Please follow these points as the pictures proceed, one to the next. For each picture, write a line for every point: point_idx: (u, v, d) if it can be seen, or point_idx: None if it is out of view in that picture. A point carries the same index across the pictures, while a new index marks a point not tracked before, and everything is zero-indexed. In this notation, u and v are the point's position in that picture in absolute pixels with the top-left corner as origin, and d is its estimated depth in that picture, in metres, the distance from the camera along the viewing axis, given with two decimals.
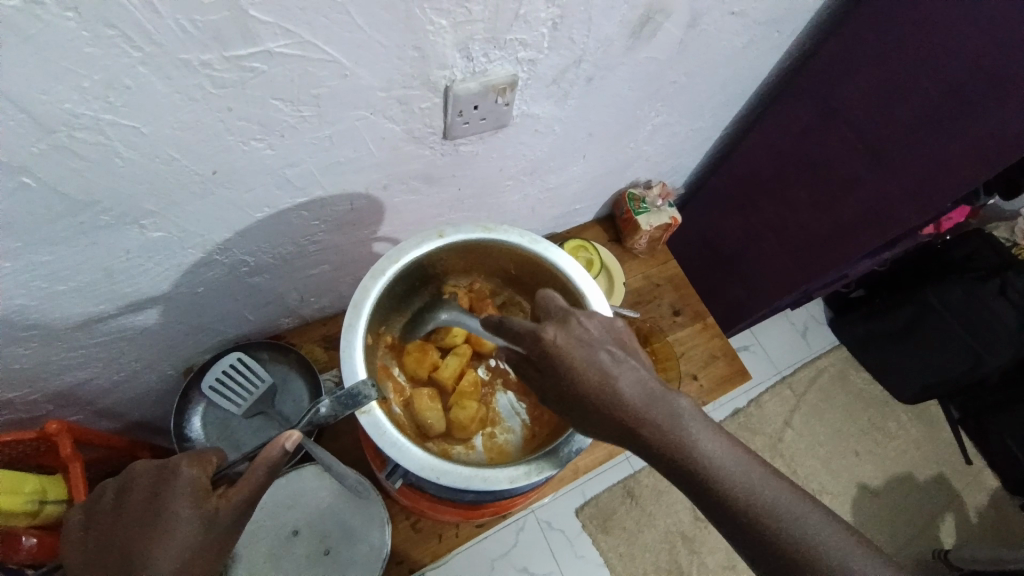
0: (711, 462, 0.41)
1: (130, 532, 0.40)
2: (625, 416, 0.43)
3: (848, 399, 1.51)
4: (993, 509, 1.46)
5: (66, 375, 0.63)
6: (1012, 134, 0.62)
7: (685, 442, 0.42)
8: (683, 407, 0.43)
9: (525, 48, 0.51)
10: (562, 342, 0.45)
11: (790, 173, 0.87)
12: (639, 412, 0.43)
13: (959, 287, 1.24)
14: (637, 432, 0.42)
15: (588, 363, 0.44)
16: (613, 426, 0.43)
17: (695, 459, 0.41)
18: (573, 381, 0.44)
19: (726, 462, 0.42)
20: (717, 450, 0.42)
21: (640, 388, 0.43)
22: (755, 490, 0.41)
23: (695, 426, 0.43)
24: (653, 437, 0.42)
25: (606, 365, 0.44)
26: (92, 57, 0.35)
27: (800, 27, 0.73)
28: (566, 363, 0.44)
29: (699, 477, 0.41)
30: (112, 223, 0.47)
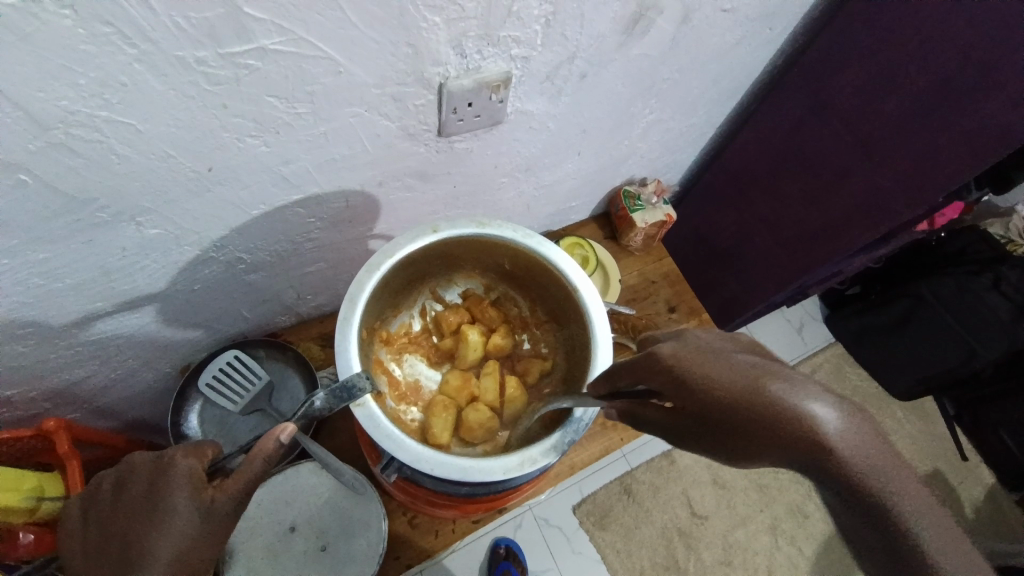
0: (901, 503, 0.32)
1: (129, 522, 0.40)
2: (795, 437, 0.33)
3: (843, 395, 1.52)
4: (987, 504, 1.48)
5: (64, 373, 0.63)
6: (999, 126, 0.62)
7: (869, 472, 0.33)
8: (863, 427, 0.33)
9: (518, 44, 0.52)
10: (687, 353, 0.37)
11: (785, 169, 0.88)
12: (811, 429, 0.32)
13: (952, 281, 1.25)
14: (810, 446, 0.32)
15: (729, 370, 0.35)
16: (780, 451, 0.33)
17: (883, 494, 0.32)
18: (715, 395, 0.35)
19: (917, 508, 0.33)
20: (909, 489, 0.33)
21: (808, 398, 0.33)
22: (958, 553, 0.31)
23: (880, 453, 0.33)
24: (831, 463, 0.32)
25: (758, 373, 0.35)
26: (87, 55, 0.35)
27: (792, 24, 0.74)
28: (702, 375, 0.36)
29: (894, 524, 0.32)
30: (108, 220, 0.48)
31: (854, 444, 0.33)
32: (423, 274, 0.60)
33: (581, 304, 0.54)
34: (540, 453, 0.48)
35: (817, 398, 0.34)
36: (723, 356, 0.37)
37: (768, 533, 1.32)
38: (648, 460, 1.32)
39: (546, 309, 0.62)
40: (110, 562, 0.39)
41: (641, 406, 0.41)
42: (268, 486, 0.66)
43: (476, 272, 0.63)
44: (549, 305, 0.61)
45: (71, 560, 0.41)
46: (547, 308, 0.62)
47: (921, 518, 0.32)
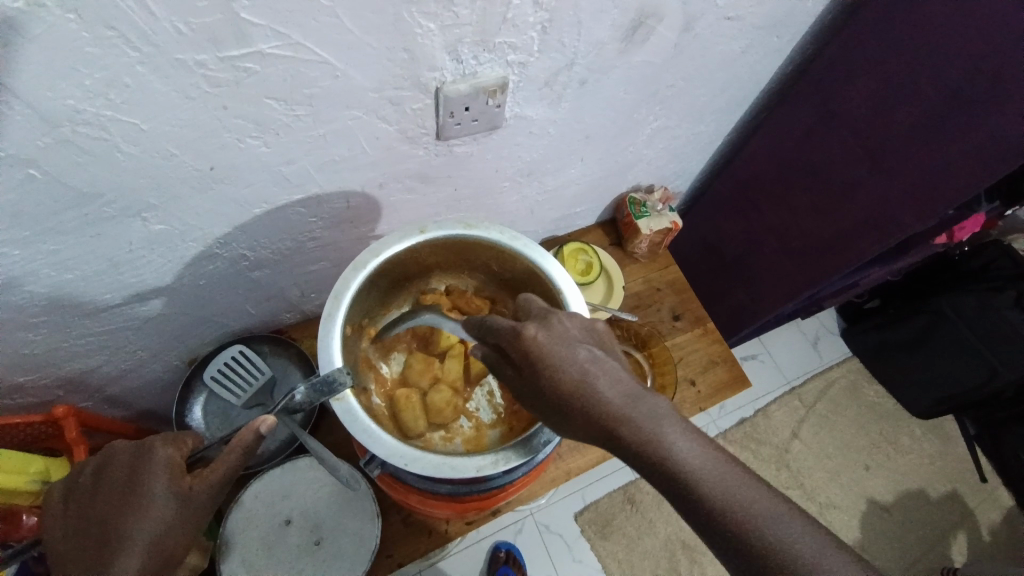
0: (692, 465, 0.39)
1: (109, 505, 0.44)
2: (599, 415, 0.41)
3: (858, 411, 1.48)
4: (1009, 530, 1.42)
5: (75, 361, 0.65)
6: (1009, 139, 0.61)
7: (666, 441, 0.39)
8: (656, 408, 0.41)
9: (515, 51, 0.53)
10: (540, 339, 0.44)
11: (792, 178, 0.87)
12: (610, 413, 0.41)
13: (974, 298, 1.21)
14: (610, 425, 0.41)
15: (568, 358, 0.43)
16: (587, 426, 0.41)
17: (675, 460, 0.39)
18: (551, 378, 0.42)
19: (718, 475, 0.38)
20: (697, 451, 0.39)
21: (615, 391, 0.42)
22: (738, 498, 0.37)
23: (673, 427, 0.40)
24: (627, 440, 0.40)
25: (583, 364, 0.43)
26: (93, 57, 0.37)
27: (800, 33, 0.73)
28: (543, 361, 0.43)
29: (686, 489, 0.38)
30: (116, 215, 0.50)
31: (652, 428, 0.40)
32: (413, 274, 0.61)
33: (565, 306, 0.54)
34: (515, 453, 0.49)
35: (626, 391, 0.42)
36: (572, 345, 0.44)
37: None
38: None
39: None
40: (92, 540, 0.43)
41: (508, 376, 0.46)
42: (265, 479, 0.67)
43: (465, 273, 0.64)
44: None
45: (51, 537, 0.45)
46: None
47: (710, 476, 0.38)
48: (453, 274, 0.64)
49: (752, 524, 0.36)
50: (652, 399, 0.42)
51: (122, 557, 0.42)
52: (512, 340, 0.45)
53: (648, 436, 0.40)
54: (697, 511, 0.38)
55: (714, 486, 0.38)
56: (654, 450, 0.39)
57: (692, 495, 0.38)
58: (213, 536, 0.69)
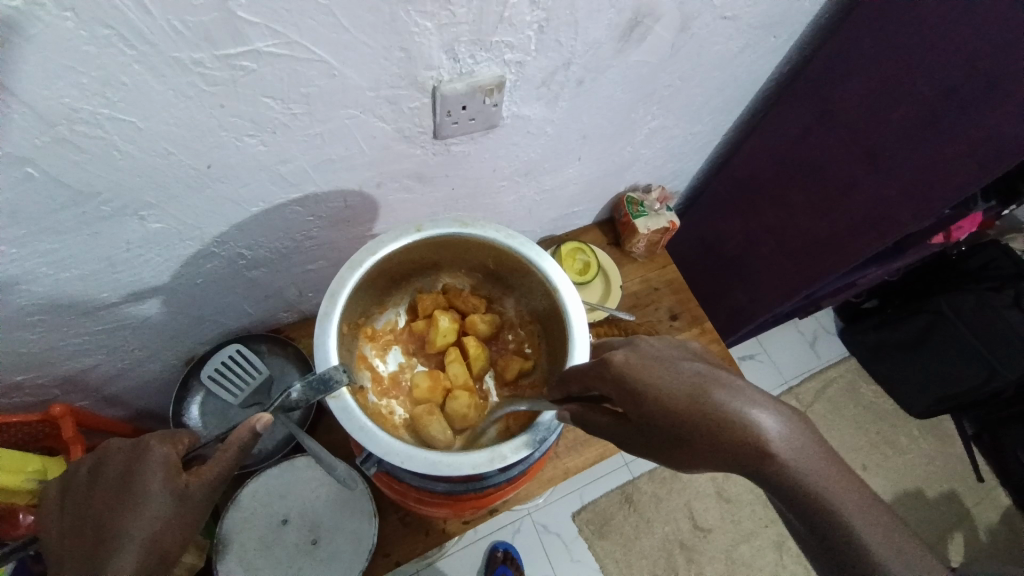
0: (819, 485, 0.38)
1: (104, 504, 0.44)
2: (730, 435, 0.37)
3: (856, 411, 1.48)
4: (1006, 529, 1.42)
5: (73, 361, 0.65)
6: (1006, 138, 0.61)
7: (794, 460, 0.37)
8: (785, 420, 0.38)
9: (512, 50, 0.53)
10: (639, 361, 0.41)
11: (789, 178, 0.87)
12: (749, 435, 0.37)
13: (972, 296, 1.21)
14: (749, 449, 0.37)
15: (674, 376, 0.40)
16: (715, 449, 0.38)
17: (804, 480, 0.37)
18: (665, 400, 0.39)
19: (841, 489, 0.38)
20: (824, 468, 0.38)
21: (747, 405, 0.38)
22: (857, 515, 0.38)
23: (802, 441, 0.38)
24: (764, 463, 0.37)
25: (698, 379, 0.39)
26: (90, 55, 0.37)
27: (797, 32, 0.73)
28: (650, 383, 0.40)
29: (817, 507, 0.38)
30: (112, 214, 0.50)
31: (787, 446, 0.38)
32: (409, 272, 0.61)
33: (561, 304, 0.55)
34: (512, 450, 0.49)
35: (749, 401, 0.38)
36: (674, 363, 0.41)
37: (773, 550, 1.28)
38: (651, 470, 1.31)
39: (530, 309, 0.62)
40: (86, 540, 0.43)
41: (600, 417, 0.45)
42: (263, 479, 0.67)
43: (461, 271, 0.64)
44: (534, 307, 0.61)
45: (47, 536, 0.45)
46: (531, 309, 0.62)
47: (833, 494, 0.38)
48: (449, 272, 0.64)
49: (869, 544, 0.37)
50: (777, 407, 0.39)
51: (116, 556, 0.41)
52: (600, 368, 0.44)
53: (784, 454, 0.37)
54: (823, 528, 0.38)
55: (842, 502, 0.38)
56: (790, 469, 0.37)
57: (816, 512, 0.38)
58: (210, 536, 0.69)
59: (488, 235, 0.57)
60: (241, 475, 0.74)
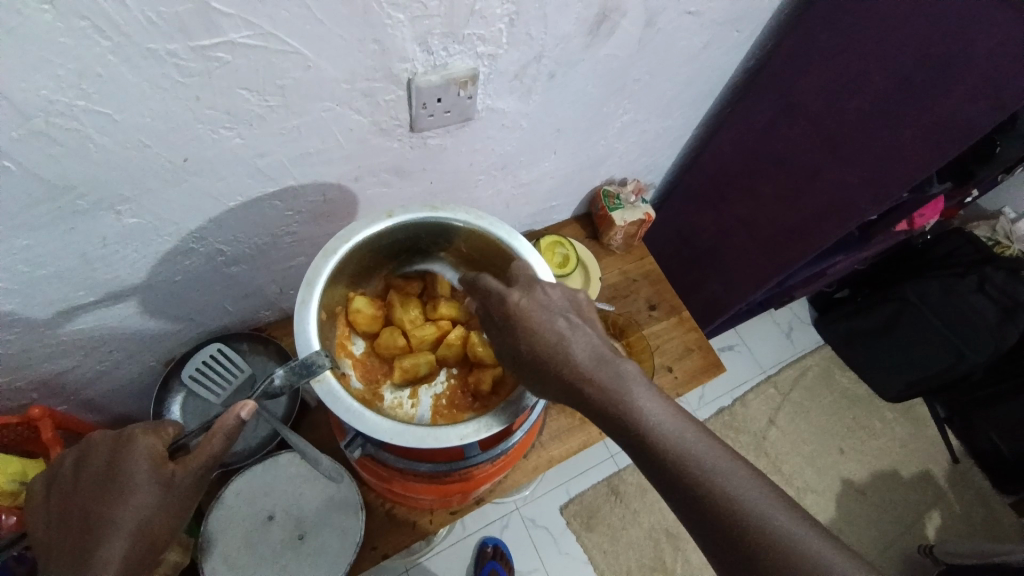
0: (661, 429, 0.42)
1: (91, 493, 0.44)
2: (576, 379, 0.44)
3: (832, 397, 1.52)
4: (981, 506, 1.46)
5: (51, 363, 0.65)
6: (959, 120, 0.64)
7: (636, 404, 0.43)
8: (630, 374, 0.45)
9: (484, 43, 0.55)
10: (525, 305, 0.48)
11: (757, 168, 0.90)
12: (598, 380, 0.44)
13: (938, 284, 1.27)
14: (591, 390, 0.44)
15: (546, 325, 0.47)
16: (565, 387, 0.45)
17: (640, 421, 0.42)
18: (529, 338, 0.46)
19: (677, 433, 0.42)
20: (666, 417, 0.43)
21: (604, 361, 0.45)
22: (706, 460, 0.41)
23: (646, 394, 0.44)
24: (604, 401, 0.43)
25: (562, 328, 0.47)
26: (66, 47, 0.38)
27: (758, 28, 0.77)
28: (524, 321, 0.47)
29: (650, 440, 0.42)
30: (89, 208, 0.50)
31: (629, 392, 0.44)
32: (384, 260, 0.63)
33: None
34: (496, 419, 0.50)
35: (603, 356, 0.46)
36: (551, 315, 0.48)
37: None
38: (635, 462, 1.32)
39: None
40: (75, 532, 0.44)
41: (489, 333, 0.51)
42: (247, 476, 0.67)
43: (435, 256, 0.65)
44: None
45: (35, 530, 0.45)
46: None
47: (682, 444, 0.41)
48: (424, 257, 0.65)
49: (715, 484, 0.40)
50: (626, 366, 0.45)
51: (108, 543, 0.42)
52: (497, 304, 0.50)
53: (623, 395, 0.43)
54: (667, 472, 0.41)
55: (681, 442, 0.41)
56: (628, 407, 0.43)
57: (659, 459, 0.41)
58: (195, 535, 0.69)
59: (459, 218, 0.58)
60: (225, 474, 0.73)
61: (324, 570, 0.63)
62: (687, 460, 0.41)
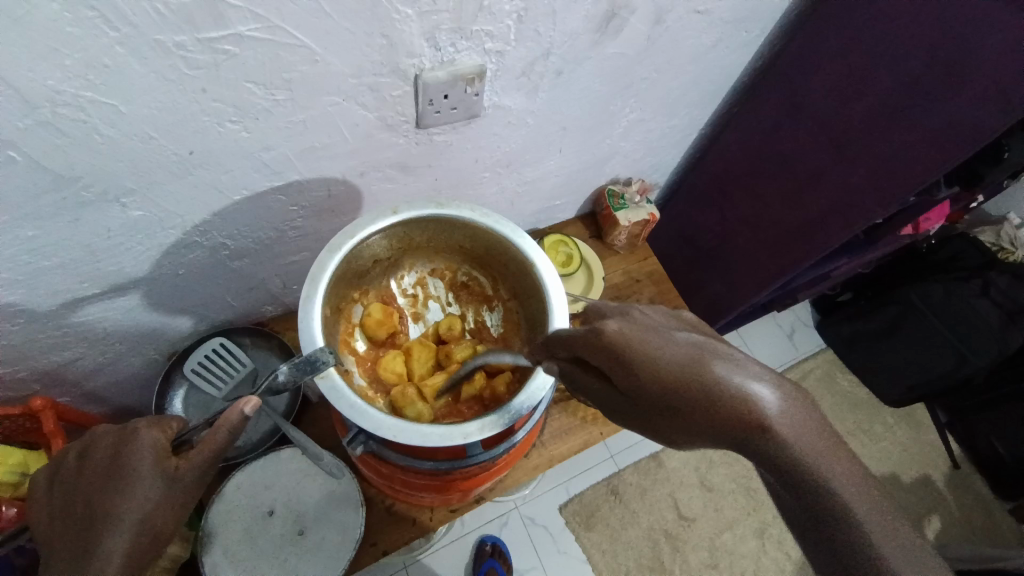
0: (817, 463, 0.39)
1: (94, 486, 0.44)
2: (724, 407, 0.41)
3: (834, 401, 1.52)
4: (981, 512, 1.46)
5: (53, 355, 0.64)
6: (967, 123, 0.64)
7: (790, 436, 0.40)
8: (778, 396, 0.42)
9: (491, 39, 0.54)
10: (632, 330, 0.45)
11: (762, 169, 0.90)
12: (749, 406, 0.40)
13: (940, 286, 1.26)
14: (741, 417, 0.40)
15: (673, 347, 0.43)
16: (708, 418, 0.41)
17: (796, 455, 0.40)
18: (652, 366, 0.43)
19: (831, 468, 0.40)
20: (818, 448, 0.40)
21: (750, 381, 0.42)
22: (862, 505, 0.38)
23: (795, 421, 0.41)
24: (756, 432, 0.40)
25: (688, 350, 0.43)
26: (74, 37, 0.37)
27: (766, 27, 0.76)
28: (640, 347, 0.44)
29: (805, 478, 0.39)
30: (93, 200, 0.50)
31: (780, 419, 0.40)
32: (389, 256, 0.62)
33: (539, 279, 0.56)
34: (501, 418, 0.50)
35: (746, 374, 0.42)
36: (670, 335, 0.45)
37: (755, 537, 1.30)
38: (635, 462, 1.32)
39: (507, 287, 0.64)
40: (77, 525, 0.43)
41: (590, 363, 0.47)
42: (248, 471, 0.67)
43: (439, 253, 0.65)
44: (511, 285, 0.63)
45: (37, 521, 0.45)
46: (509, 287, 0.63)
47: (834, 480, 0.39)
48: (428, 255, 0.65)
49: (874, 532, 0.37)
50: (772, 387, 0.42)
51: (110, 536, 0.42)
52: (592, 336, 0.46)
53: (775, 424, 0.40)
54: (828, 513, 0.38)
55: (837, 480, 0.39)
56: (784, 439, 0.40)
57: (820, 498, 0.39)
58: (195, 528, 0.69)
59: (464, 215, 0.58)
60: (226, 468, 0.73)
61: (324, 565, 0.63)
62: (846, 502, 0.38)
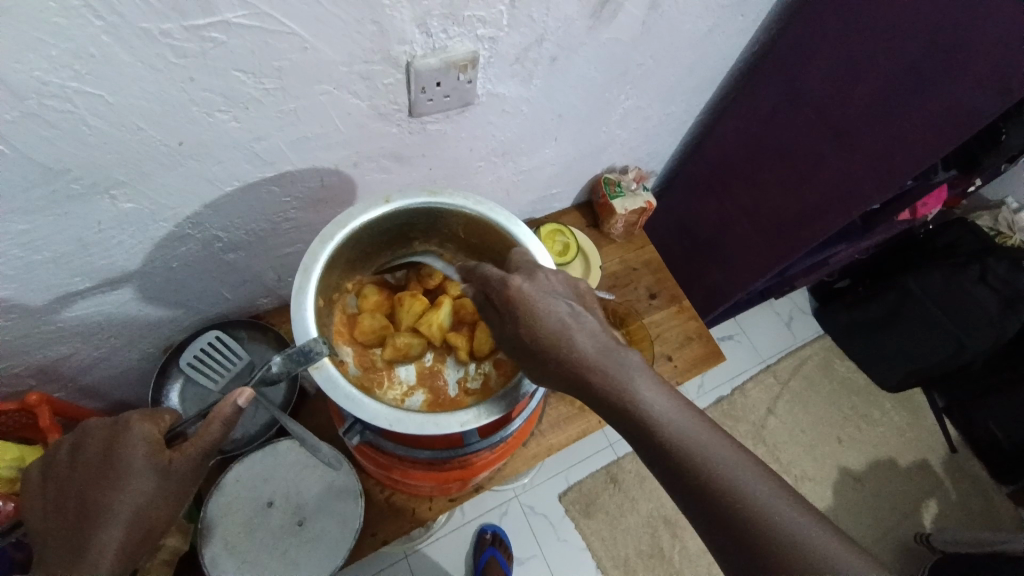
0: (666, 421, 0.42)
1: (87, 481, 0.44)
2: (575, 370, 0.44)
3: (831, 387, 1.53)
4: (978, 495, 1.47)
5: (48, 349, 0.64)
6: (965, 107, 0.63)
7: (639, 396, 0.43)
8: (630, 363, 0.45)
9: (484, 25, 0.53)
10: (526, 290, 0.47)
11: (760, 156, 0.89)
12: (597, 370, 0.44)
13: (939, 273, 1.26)
14: (590, 380, 0.44)
15: (547, 312, 0.46)
16: (564, 378, 0.45)
17: (642, 412, 0.42)
18: (530, 327, 0.45)
19: (676, 419, 0.42)
20: (673, 408, 0.43)
21: (614, 353, 0.45)
22: (711, 453, 0.41)
23: (644, 379, 0.44)
24: (606, 391, 0.43)
25: (563, 316, 0.46)
26: (59, 27, 0.37)
27: (763, 12, 0.75)
28: (524, 309, 0.46)
29: (652, 432, 0.42)
30: (84, 192, 0.49)
31: (626, 378, 0.44)
32: (383, 246, 0.62)
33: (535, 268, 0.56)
34: (497, 405, 0.50)
35: (599, 341, 0.45)
36: (552, 299, 0.47)
37: None
38: (634, 450, 1.33)
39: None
40: (72, 519, 0.43)
41: (488, 320, 0.49)
42: (246, 463, 0.67)
43: (434, 241, 0.65)
44: None
45: (31, 516, 0.45)
46: None
47: (680, 432, 0.42)
48: (424, 243, 0.65)
49: (717, 471, 0.40)
50: (625, 352, 0.45)
51: (106, 530, 0.42)
52: (497, 288, 0.48)
53: (622, 385, 0.43)
54: (674, 466, 0.41)
55: (678, 428, 0.42)
56: (628, 396, 0.43)
57: (659, 448, 0.42)
58: (194, 520, 0.69)
59: (458, 204, 0.58)
60: (224, 461, 0.73)
61: (323, 555, 0.64)
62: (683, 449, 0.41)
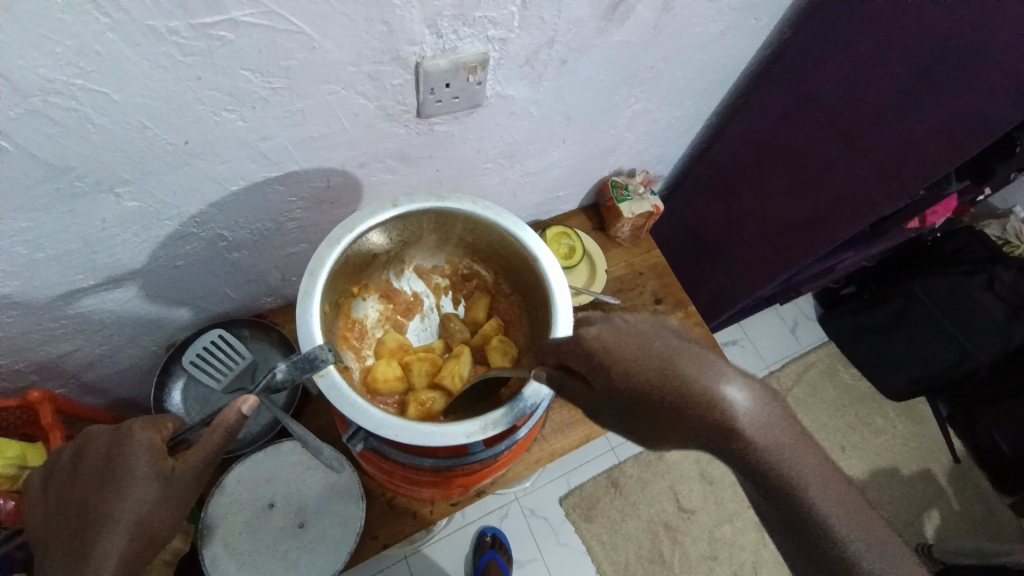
0: (785, 460, 0.41)
1: (88, 487, 0.44)
2: (693, 412, 0.41)
3: (835, 394, 1.52)
4: (981, 506, 1.46)
5: (50, 346, 0.64)
6: (978, 115, 0.62)
7: (757, 433, 0.41)
8: (750, 398, 0.41)
9: (494, 26, 0.53)
10: (608, 337, 0.44)
11: (769, 161, 0.88)
12: (720, 408, 0.40)
13: (946, 280, 1.26)
14: (711, 418, 0.41)
15: (646, 351, 0.43)
16: (677, 420, 0.41)
17: (763, 453, 0.41)
18: (628, 373, 0.42)
19: (795, 455, 0.42)
20: (790, 444, 0.42)
21: (724, 383, 0.41)
22: (822, 492, 0.42)
23: (766, 416, 0.42)
24: (730, 432, 0.41)
25: (667, 351, 0.42)
26: (65, 24, 0.36)
27: (776, 15, 0.74)
28: (620, 356, 0.43)
29: (772, 472, 0.41)
30: (87, 190, 0.49)
31: (752, 417, 0.41)
32: (389, 250, 0.62)
33: (543, 274, 0.55)
34: (503, 416, 0.49)
35: (716, 374, 0.41)
36: (648, 339, 0.43)
37: (755, 530, 1.30)
38: (636, 454, 1.32)
39: (509, 281, 0.63)
40: (72, 525, 0.43)
41: (574, 389, 0.47)
42: (247, 463, 0.66)
43: (440, 247, 0.64)
44: (513, 279, 0.62)
45: (31, 522, 0.45)
46: (511, 280, 0.63)
47: (798, 470, 0.41)
48: (430, 249, 0.64)
49: (826, 512, 0.41)
50: (743, 380, 0.42)
51: (106, 538, 0.42)
52: (573, 349, 0.46)
53: (746, 423, 0.41)
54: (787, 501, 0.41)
55: (796, 464, 0.42)
56: (754, 436, 0.41)
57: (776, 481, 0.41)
58: (194, 521, 0.68)
59: (465, 208, 0.57)
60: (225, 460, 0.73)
61: (323, 557, 0.63)
62: (802, 485, 0.41)
